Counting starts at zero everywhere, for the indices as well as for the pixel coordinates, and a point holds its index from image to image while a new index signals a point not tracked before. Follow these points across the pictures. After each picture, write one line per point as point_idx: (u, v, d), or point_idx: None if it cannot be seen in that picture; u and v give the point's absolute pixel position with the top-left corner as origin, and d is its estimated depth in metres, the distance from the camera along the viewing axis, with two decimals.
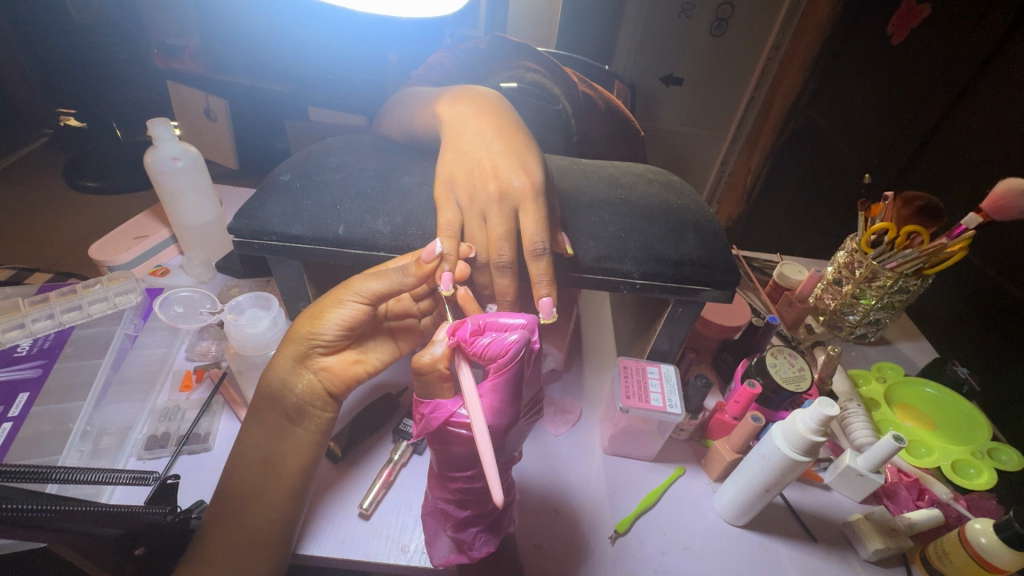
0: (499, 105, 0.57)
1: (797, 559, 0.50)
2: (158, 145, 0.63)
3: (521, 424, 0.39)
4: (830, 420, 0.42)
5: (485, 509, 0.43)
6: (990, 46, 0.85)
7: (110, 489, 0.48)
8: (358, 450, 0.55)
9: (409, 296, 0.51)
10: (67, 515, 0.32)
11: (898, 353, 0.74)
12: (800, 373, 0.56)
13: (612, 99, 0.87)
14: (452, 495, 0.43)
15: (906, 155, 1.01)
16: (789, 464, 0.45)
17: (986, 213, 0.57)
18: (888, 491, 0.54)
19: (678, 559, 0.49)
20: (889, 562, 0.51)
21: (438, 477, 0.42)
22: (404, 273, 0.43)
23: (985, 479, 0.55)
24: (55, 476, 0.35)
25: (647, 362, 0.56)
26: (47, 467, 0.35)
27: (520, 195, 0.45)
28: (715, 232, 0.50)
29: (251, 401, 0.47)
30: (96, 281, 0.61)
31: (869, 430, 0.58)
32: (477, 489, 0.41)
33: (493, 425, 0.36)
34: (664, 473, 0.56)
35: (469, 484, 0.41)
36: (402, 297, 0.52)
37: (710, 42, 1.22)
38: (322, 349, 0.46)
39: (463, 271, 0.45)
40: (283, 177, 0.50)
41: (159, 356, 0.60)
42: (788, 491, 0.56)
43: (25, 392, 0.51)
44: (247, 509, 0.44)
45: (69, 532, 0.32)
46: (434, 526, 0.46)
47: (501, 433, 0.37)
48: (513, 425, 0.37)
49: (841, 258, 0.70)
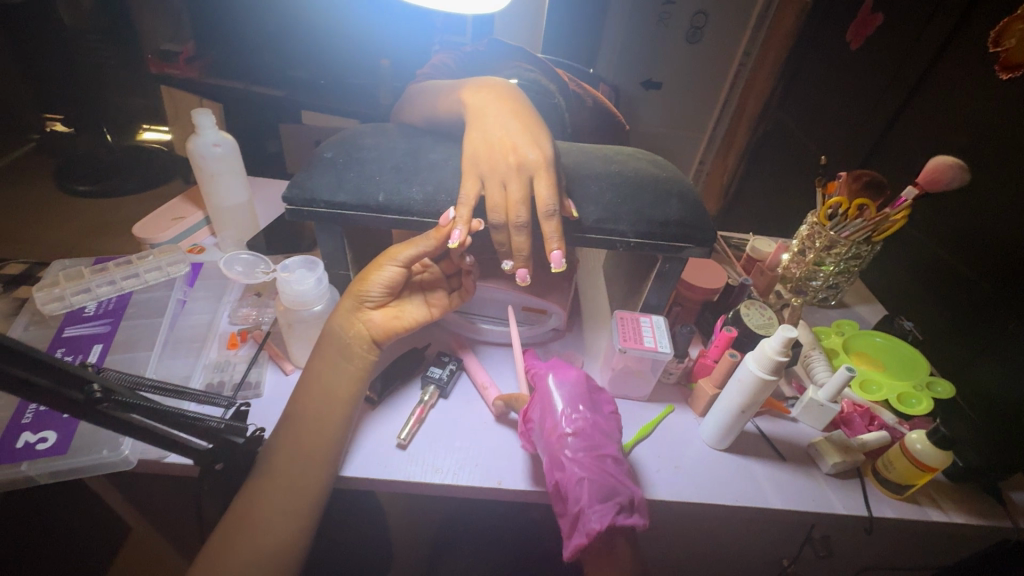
0: (514, 93, 0.65)
1: (771, 477, 0.59)
2: (200, 132, 0.69)
3: (596, 392, 0.61)
4: (792, 341, 0.51)
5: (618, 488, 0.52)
6: (933, 52, 0.96)
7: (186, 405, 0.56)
8: (391, 395, 0.62)
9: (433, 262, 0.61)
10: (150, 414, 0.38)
11: (855, 314, 0.85)
12: (769, 321, 0.66)
13: (598, 96, 0.99)
14: (596, 487, 0.51)
15: (865, 149, 1.12)
16: (760, 383, 0.54)
17: (922, 185, 0.67)
18: (844, 419, 0.64)
19: (670, 476, 0.58)
20: (847, 476, 0.60)
21: (586, 497, 0.51)
22: (434, 259, 0.60)
23: (924, 406, 0.64)
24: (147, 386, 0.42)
25: (640, 314, 0.65)
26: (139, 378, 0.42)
27: (536, 165, 0.53)
28: (695, 199, 0.60)
29: (315, 344, 0.55)
30: (147, 253, 0.69)
31: (828, 370, 0.68)
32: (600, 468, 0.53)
33: (563, 377, 0.60)
34: (657, 410, 0.65)
35: (571, 430, 0.55)
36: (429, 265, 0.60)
37: (688, 48, 1.41)
38: (372, 304, 0.56)
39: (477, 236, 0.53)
40: (326, 154, 0.58)
41: (205, 321, 0.66)
42: (762, 423, 0.65)
43: (99, 344, 0.58)
44: (303, 434, 0.50)
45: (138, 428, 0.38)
46: (588, 495, 0.51)
47: (576, 379, 0.60)
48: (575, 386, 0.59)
49: (803, 231, 0.80)
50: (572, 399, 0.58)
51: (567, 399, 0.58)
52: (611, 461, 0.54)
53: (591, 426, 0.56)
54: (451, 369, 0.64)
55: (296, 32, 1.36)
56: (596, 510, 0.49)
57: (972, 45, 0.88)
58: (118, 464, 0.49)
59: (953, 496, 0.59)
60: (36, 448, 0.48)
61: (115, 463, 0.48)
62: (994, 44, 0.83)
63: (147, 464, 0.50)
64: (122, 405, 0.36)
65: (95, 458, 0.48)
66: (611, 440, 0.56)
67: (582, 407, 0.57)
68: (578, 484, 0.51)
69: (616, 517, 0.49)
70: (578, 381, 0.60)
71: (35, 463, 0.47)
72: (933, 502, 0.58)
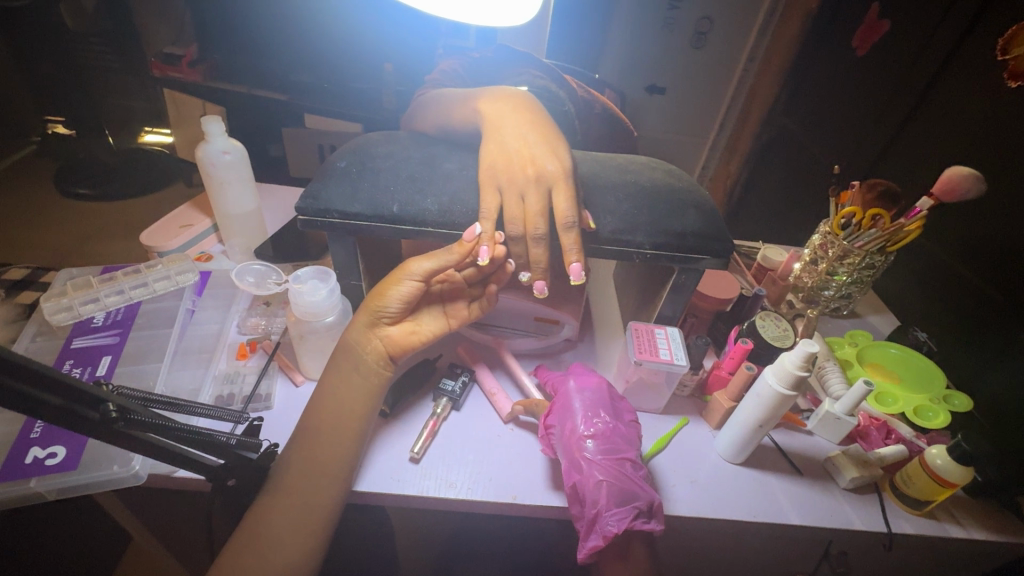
0: (530, 103, 0.64)
1: (789, 491, 0.58)
2: (209, 139, 0.68)
3: (618, 401, 0.60)
4: (814, 356, 0.50)
5: (636, 492, 0.51)
6: (941, 60, 0.95)
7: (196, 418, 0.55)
8: (403, 407, 0.61)
9: (457, 271, 0.58)
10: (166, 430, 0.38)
11: (867, 324, 0.85)
12: (785, 333, 0.66)
13: (606, 102, 1.01)
14: (614, 490, 0.50)
15: (870, 157, 1.12)
16: (780, 398, 0.53)
17: (936, 196, 0.65)
18: (861, 432, 0.63)
19: (687, 491, 0.57)
20: (865, 490, 0.59)
21: (603, 499, 0.50)
22: (459, 268, 0.57)
23: (941, 419, 0.64)
24: (162, 401, 0.42)
25: (655, 325, 0.64)
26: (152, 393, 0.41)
27: (553, 177, 0.53)
28: (712, 209, 0.59)
29: (329, 357, 0.55)
30: (156, 262, 0.68)
31: (843, 383, 0.67)
32: (620, 471, 0.52)
33: (584, 383, 0.60)
34: (671, 422, 0.65)
35: (589, 434, 0.54)
36: (452, 274, 0.58)
37: (692, 52, 1.50)
38: (388, 319, 0.54)
39: (500, 251, 0.53)
40: (339, 163, 0.58)
41: (213, 331, 0.65)
42: (777, 436, 0.64)
43: (107, 355, 0.58)
44: (317, 450, 0.49)
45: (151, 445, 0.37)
46: (606, 498, 0.50)
47: (597, 387, 0.59)
48: (597, 393, 0.59)
49: (816, 240, 0.79)
50: (593, 405, 0.57)
51: (588, 404, 0.57)
52: (631, 466, 0.53)
53: (612, 432, 0.55)
54: (464, 381, 0.63)
55: (302, 37, 1.36)
56: (614, 513, 0.49)
57: (980, 52, 0.88)
58: (128, 479, 0.48)
59: (972, 511, 0.58)
60: (46, 463, 0.47)
61: (125, 478, 0.48)
62: (1003, 52, 0.83)
63: (158, 478, 0.49)
64: (138, 423, 0.36)
65: (105, 474, 0.47)
66: (631, 446, 0.55)
67: (604, 413, 0.57)
68: (596, 487, 0.50)
69: (633, 522, 0.48)
70: (599, 387, 0.59)
71: (44, 479, 0.46)
72: (953, 517, 0.57)
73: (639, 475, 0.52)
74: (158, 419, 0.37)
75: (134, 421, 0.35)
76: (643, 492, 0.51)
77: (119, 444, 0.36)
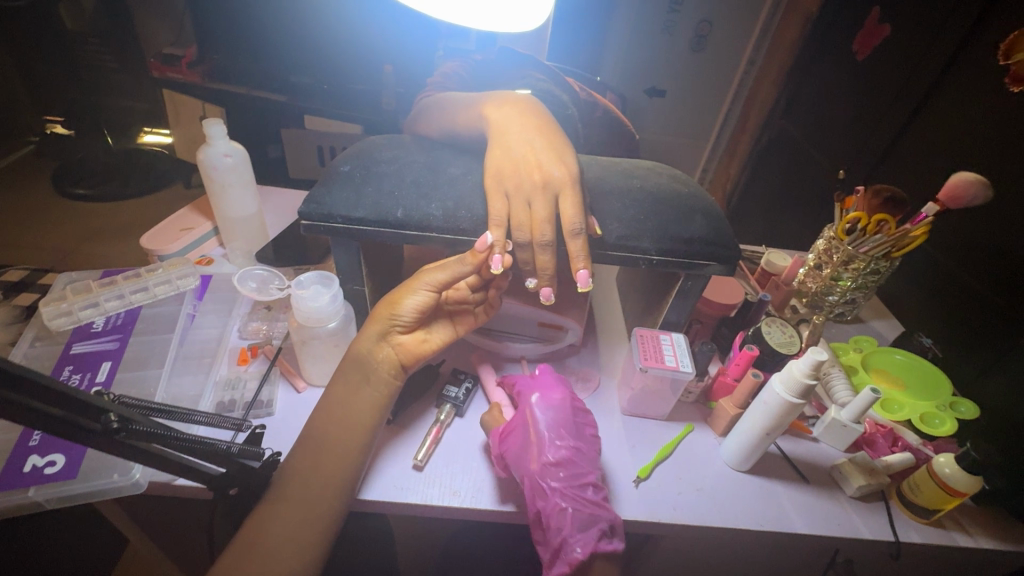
0: (536, 108, 0.64)
1: (795, 500, 0.58)
2: (211, 142, 0.67)
3: (580, 416, 0.58)
4: (822, 364, 0.50)
5: (599, 516, 0.50)
6: (942, 65, 0.95)
7: (197, 426, 0.55)
8: (407, 415, 0.60)
9: (466, 285, 0.56)
10: (172, 440, 0.37)
11: (871, 329, 0.85)
12: (790, 339, 0.65)
13: (608, 105, 1.01)
14: (576, 514, 0.49)
15: (871, 161, 1.11)
16: (787, 407, 0.53)
17: (943, 202, 0.65)
18: (868, 440, 0.63)
19: (693, 499, 0.57)
20: (871, 498, 0.59)
21: (566, 525, 0.48)
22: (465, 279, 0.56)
23: (948, 427, 0.64)
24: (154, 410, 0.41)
25: (659, 331, 0.64)
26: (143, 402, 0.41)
27: (560, 183, 0.53)
28: (718, 215, 0.59)
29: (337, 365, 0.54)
30: (156, 266, 0.68)
31: (849, 389, 0.66)
32: (581, 495, 0.50)
33: (548, 399, 0.57)
34: (676, 429, 0.64)
35: (554, 459, 0.51)
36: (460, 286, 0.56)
37: (692, 55, 1.50)
38: (401, 328, 0.53)
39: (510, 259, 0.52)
40: (343, 168, 0.57)
41: (215, 335, 0.65)
42: (783, 444, 0.64)
43: (107, 361, 0.57)
44: (320, 460, 0.49)
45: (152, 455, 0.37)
46: (571, 524, 0.48)
47: (562, 402, 0.57)
48: (559, 409, 0.56)
49: (820, 245, 0.79)
50: (556, 425, 0.54)
51: (551, 423, 0.54)
52: (593, 488, 0.52)
53: (575, 454, 0.53)
54: (467, 387, 0.62)
55: (302, 39, 1.35)
56: (578, 540, 0.48)
57: (982, 58, 0.88)
58: (128, 488, 0.47)
59: (980, 520, 0.57)
60: (45, 472, 0.46)
61: (125, 487, 0.47)
62: (1005, 57, 0.83)
63: (158, 487, 0.48)
64: (142, 434, 0.35)
65: (104, 483, 0.47)
66: (594, 466, 0.54)
67: (566, 433, 0.54)
68: (560, 514, 0.49)
69: (597, 545, 0.48)
70: (563, 404, 0.57)
71: (43, 488, 0.46)
72: (960, 526, 0.57)
73: (601, 499, 0.51)
74: (164, 430, 0.37)
75: (139, 432, 0.35)
76: (606, 513, 0.51)
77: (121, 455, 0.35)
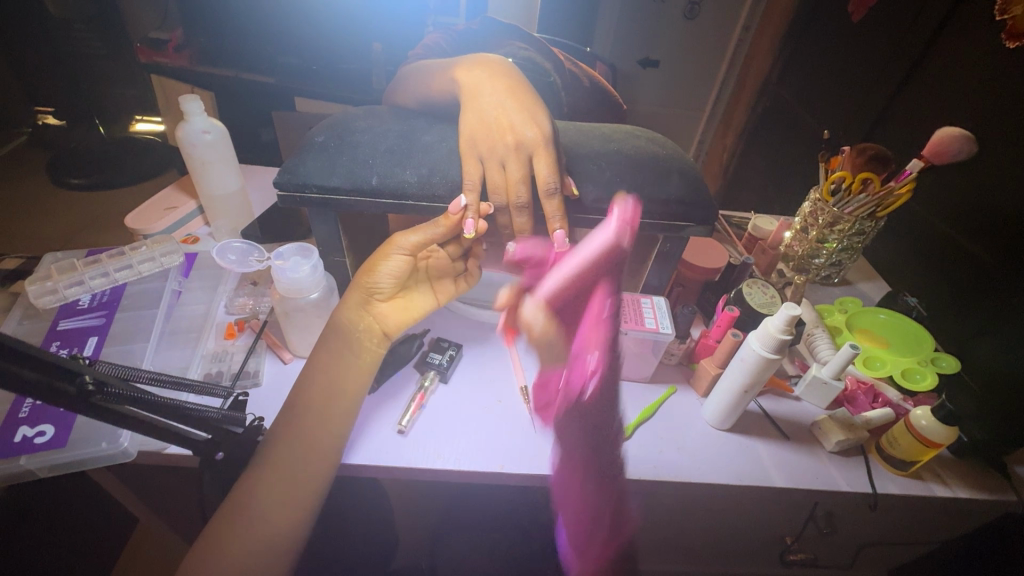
0: (510, 70, 0.63)
1: (774, 454, 0.59)
2: (189, 119, 0.67)
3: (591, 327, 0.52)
4: (796, 320, 0.50)
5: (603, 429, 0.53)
6: (939, 21, 0.92)
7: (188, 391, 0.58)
8: (391, 382, 0.61)
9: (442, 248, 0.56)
10: (158, 404, 0.38)
11: (857, 291, 0.85)
12: (771, 299, 0.66)
13: (596, 75, 0.99)
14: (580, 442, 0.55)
15: (864, 126, 1.10)
16: (763, 363, 0.53)
17: (927, 158, 0.64)
18: (848, 397, 0.64)
19: (674, 456, 0.58)
20: (851, 452, 0.60)
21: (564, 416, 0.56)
22: (442, 243, 0.56)
23: (928, 382, 0.64)
24: (143, 377, 0.41)
25: (641, 295, 0.64)
26: (134, 369, 0.40)
27: (534, 143, 0.52)
28: (696, 176, 0.58)
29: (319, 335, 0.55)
30: (141, 244, 0.69)
31: (831, 348, 0.67)
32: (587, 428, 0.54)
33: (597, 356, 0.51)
34: (658, 391, 0.65)
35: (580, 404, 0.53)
36: (437, 251, 0.56)
37: (685, 24, 1.42)
38: (380, 297, 0.55)
39: (483, 225, 0.53)
40: (318, 139, 0.57)
41: (200, 311, 0.66)
42: (765, 403, 0.65)
43: (94, 337, 0.58)
44: (306, 422, 0.50)
45: (138, 420, 0.38)
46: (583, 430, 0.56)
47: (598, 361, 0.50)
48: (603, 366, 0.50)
49: (805, 209, 0.78)
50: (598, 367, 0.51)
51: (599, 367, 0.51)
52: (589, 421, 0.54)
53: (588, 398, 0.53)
54: (451, 355, 0.63)
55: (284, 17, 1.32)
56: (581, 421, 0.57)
57: (978, 12, 0.85)
58: (118, 456, 0.49)
59: (959, 471, 0.58)
60: (34, 442, 0.48)
61: (114, 455, 0.49)
62: (999, 11, 0.80)
63: (147, 454, 0.50)
64: (122, 398, 0.35)
65: (93, 452, 0.48)
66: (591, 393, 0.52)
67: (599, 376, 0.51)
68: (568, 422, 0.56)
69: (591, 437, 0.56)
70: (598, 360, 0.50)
71: (34, 457, 0.47)
72: (938, 476, 0.58)
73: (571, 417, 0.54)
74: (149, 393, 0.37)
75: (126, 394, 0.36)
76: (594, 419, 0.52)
77: (107, 420, 0.35)
